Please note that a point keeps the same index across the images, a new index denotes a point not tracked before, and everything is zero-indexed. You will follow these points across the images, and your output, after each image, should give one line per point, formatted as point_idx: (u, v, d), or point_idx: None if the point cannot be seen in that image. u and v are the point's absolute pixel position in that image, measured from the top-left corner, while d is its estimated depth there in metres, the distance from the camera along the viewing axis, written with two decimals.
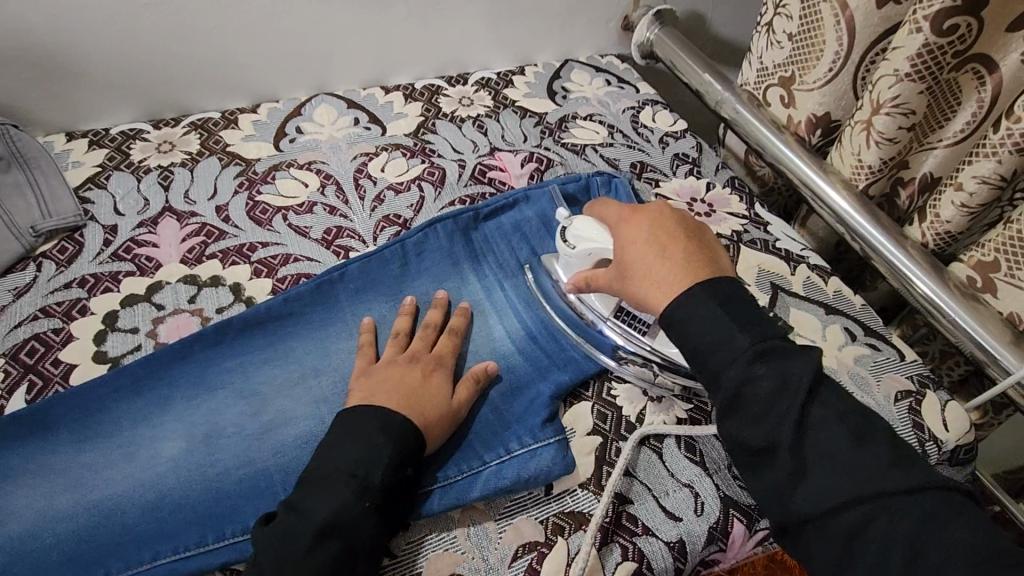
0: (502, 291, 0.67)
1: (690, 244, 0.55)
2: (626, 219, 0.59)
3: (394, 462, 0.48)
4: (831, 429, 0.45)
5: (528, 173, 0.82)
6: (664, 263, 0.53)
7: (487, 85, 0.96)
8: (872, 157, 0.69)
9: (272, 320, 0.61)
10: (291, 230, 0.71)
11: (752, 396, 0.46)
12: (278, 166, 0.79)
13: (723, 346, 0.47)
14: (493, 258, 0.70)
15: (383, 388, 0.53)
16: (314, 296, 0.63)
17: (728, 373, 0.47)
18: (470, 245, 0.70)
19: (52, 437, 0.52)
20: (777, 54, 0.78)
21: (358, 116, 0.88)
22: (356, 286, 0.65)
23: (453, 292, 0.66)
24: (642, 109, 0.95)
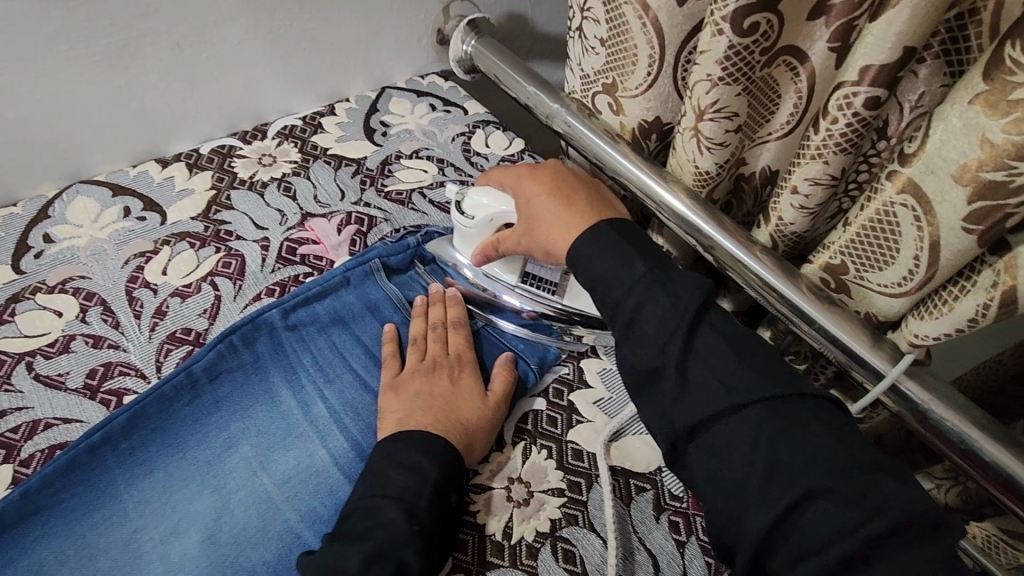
0: (325, 404, 0.55)
1: (578, 189, 0.54)
2: (530, 175, 0.56)
3: (440, 486, 0.46)
4: (814, 431, 0.40)
5: (348, 240, 0.70)
6: (569, 204, 0.52)
7: (292, 134, 0.83)
8: (707, 162, 0.64)
9: (13, 529, 0.46)
10: (40, 384, 0.55)
11: (649, 322, 0.45)
12: (17, 296, 0.61)
13: (618, 281, 0.47)
14: (312, 364, 0.57)
15: (416, 406, 0.51)
16: (72, 476, 0.48)
17: (650, 323, 0.45)
18: (281, 352, 0.57)
19: None
20: (594, 60, 0.71)
21: (129, 204, 0.71)
22: (128, 449, 0.50)
23: (263, 420, 0.54)
24: (473, 134, 0.85)
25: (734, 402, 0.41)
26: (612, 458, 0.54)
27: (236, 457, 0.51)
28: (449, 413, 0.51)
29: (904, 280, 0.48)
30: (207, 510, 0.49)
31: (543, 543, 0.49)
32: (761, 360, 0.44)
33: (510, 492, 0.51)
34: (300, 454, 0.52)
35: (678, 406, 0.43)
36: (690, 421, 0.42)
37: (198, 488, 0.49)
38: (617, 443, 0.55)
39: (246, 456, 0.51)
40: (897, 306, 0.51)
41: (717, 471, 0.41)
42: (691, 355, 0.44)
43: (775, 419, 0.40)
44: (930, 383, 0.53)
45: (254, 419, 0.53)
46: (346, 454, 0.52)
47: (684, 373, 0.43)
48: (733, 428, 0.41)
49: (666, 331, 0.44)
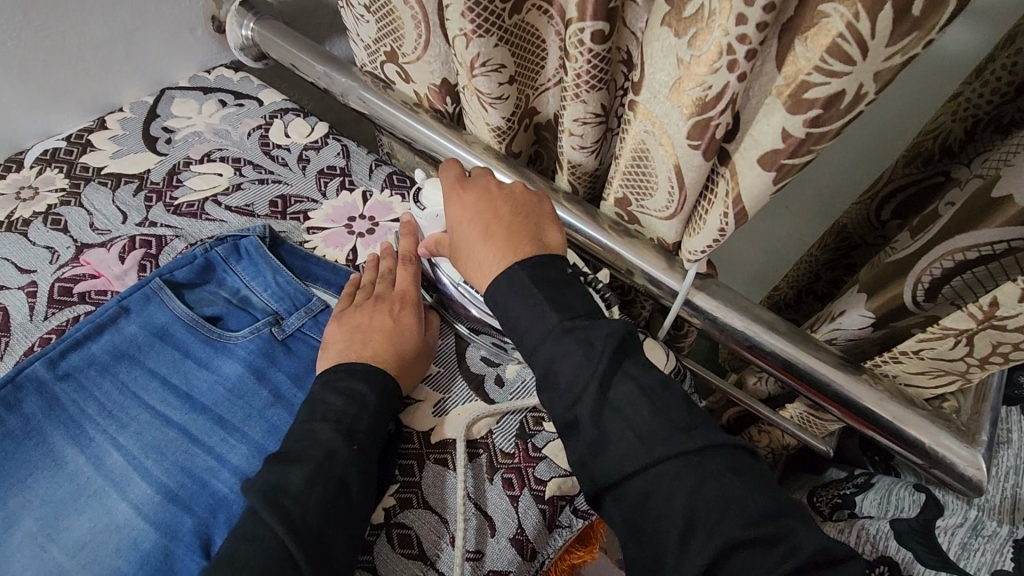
0: (118, 451, 0.50)
1: (506, 209, 0.53)
2: (458, 196, 0.54)
3: (379, 411, 0.49)
4: (730, 482, 0.41)
5: (134, 264, 0.63)
6: (490, 232, 0.51)
7: (55, 159, 0.73)
8: (495, 118, 0.63)
9: None
10: None
11: (564, 373, 0.45)
12: None
13: (533, 328, 0.47)
14: (97, 410, 0.51)
15: (356, 340, 0.53)
16: None
17: (567, 372, 0.45)
18: (58, 407, 0.51)
19: None
20: (367, 29, 0.68)
21: None
22: None
23: (46, 488, 0.48)
24: (271, 125, 0.79)
25: (649, 461, 0.42)
26: (441, 432, 0.53)
27: (17, 535, 0.46)
28: (387, 351, 0.53)
29: (670, 202, 0.50)
30: None
31: (376, 534, 0.48)
32: (681, 407, 0.45)
33: None
34: (95, 513, 0.47)
35: (598, 460, 0.44)
36: (611, 474, 0.43)
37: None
38: (444, 417, 0.54)
39: (29, 533, 0.46)
40: (673, 228, 0.54)
41: (633, 521, 0.42)
42: (607, 410, 0.44)
43: (690, 477, 0.41)
44: (717, 292, 0.57)
45: (35, 490, 0.48)
46: (148, 500, 0.47)
47: (604, 428, 0.44)
48: (654, 487, 0.42)
49: (583, 383, 0.45)
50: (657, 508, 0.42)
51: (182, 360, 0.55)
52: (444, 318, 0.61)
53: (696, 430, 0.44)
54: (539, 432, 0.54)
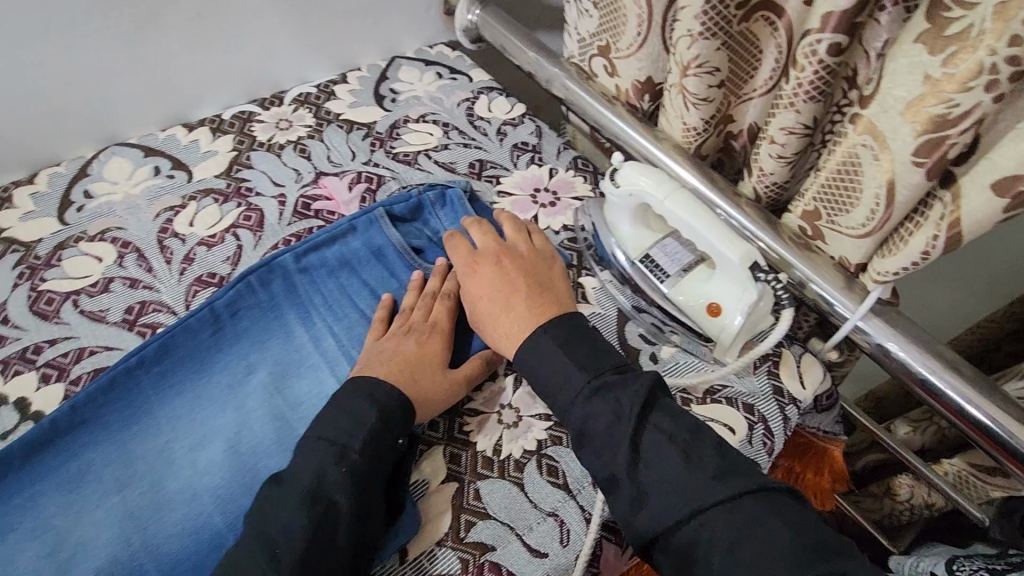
0: (333, 339, 0.61)
1: (528, 281, 0.58)
2: (474, 268, 0.60)
3: (377, 430, 0.48)
4: (770, 523, 0.41)
5: (358, 195, 0.75)
6: (512, 298, 0.56)
7: (307, 101, 0.88)
8: (694, 118, 0.67)
9: (64, 435, 0.53)
10: (85, 318, 0.62)
11: (592, 433, 0.47)
12: (64, 244, 0.69)
13: (562, 390, 0.50)
14: (321, 303, 0.63)
15: (378, 363, 0.54)
16: (113, 394, 0.55)
17: (601, 427, 0.47)
18: (294, 293, 0.63)
19: None
20: (588, 23, 0.75)
21: (159, 164, 0.78)
22: (155, 374, 0.57)
23: (278, 351, 0.60)
24: (477, 99, 0.89)
25: (692, 508, 0.42)
26: None
27: (254, 381, 0.58)
28: (417, 376, 0.53)
29: (870, 219, 0.51)
30: (227, 426, 0.55)
31: (528, 458, 0.54)
32: (711, 449, 0.46)
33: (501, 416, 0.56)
34: (311, 381, 0.58)
35: (641, 513, 0.44)
36: (652, 528, 0.43)
37: (221, 411, 0.56)
38: None
39: (263, 383, 0.57)
40: (864, 246, 0.54)
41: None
42: (638, 466, 0.45)
43: (731, 518, 0.41)
44: (896, 321, 0.56)
45: (272, 352, 0.59)
46: None
47: (636, 483, 0.45)
48: (702, 537, 0.41)
49: (610, 437, 0.46)
50: (706, 557, 0.41)
51: (388, 279, 0.65)
52: (608, 291, 0.66)
53: (734, 477, 0.44)
54: None
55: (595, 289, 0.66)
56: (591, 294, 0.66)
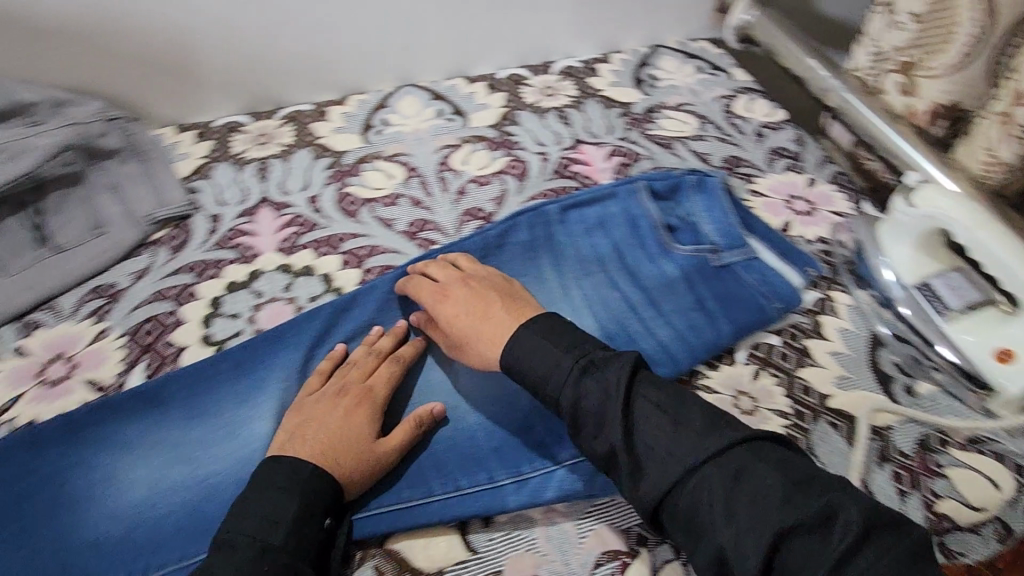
0: (579, 291, 0.66)
1: (490, 297, 0.57)
2: (445, 296, 0.59)
3: (300, 516, 0.45)
4: (761, 473, 0.40)
5: (613, 166, 0.79)
6: (485, 314, 0.56)
7: (572, 74, 0.94)
8: (1009, 152, 0.61)
9: (360, 310, 0.63)
10: (377, 222, 0.73)
11: (585, 411, 0.46)
12: (365, 159, 0.81)
13: (551, 375, 0.48)
14: (573, 255, 0.68)
15: (323, 428, 0.50)
16: None
17: (593, 404, 0.46)
18: (551, 240, 0.69)
19: (165, 413, 0.57)
20: (895, 36, 0.71)
21: (442, 107, 0.88)
22: None
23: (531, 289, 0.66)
24: (737, 98, 0.89)
25: (717, 464, 0.41)
26: (840, 402, 0.57)
27: None
28: (291, 440, 0.50)
29: None
30: None
31: None
32: (696, 408, 0.45)
33: (737, 401, 0.57)
34: None
35: (667, 475, 0.42)
36: (655, 493, 0.42)
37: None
38: (848, 393, 0.58)
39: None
40: None
41: (693, 536, 0.41)
42: (632, 439, 0.44)
43: (733, 464, 0.41)
44: None
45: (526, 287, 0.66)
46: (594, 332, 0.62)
47: (616, 446, 0.44)
48: (718, 495, 0.40)
49: (602, 410, 0.46)
50: (730, 514, 0.40)
51: (637, 248, 0.68)
52: (863, 311, 0.64)
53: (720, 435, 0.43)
54: (942, 452, 0.54)
55: (847, 306, 0.64)
56: (842, 310, 0.64)
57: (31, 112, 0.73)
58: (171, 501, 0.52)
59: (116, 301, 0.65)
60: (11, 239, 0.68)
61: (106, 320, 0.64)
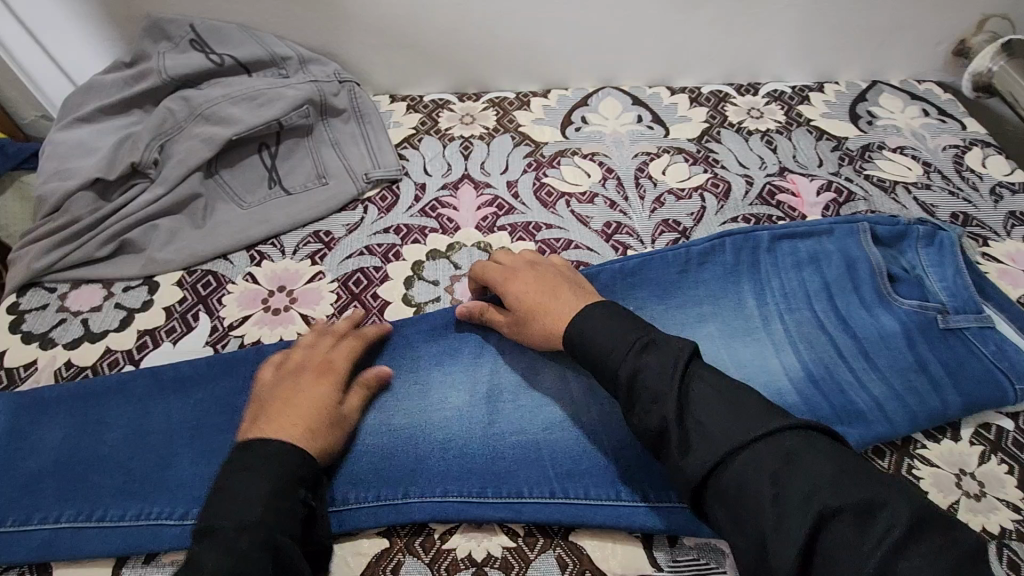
0: (782, 326, 0.63)
1: (564, 281, 0.57)
2: (513, 275, 0.59)
3: (273, 499, 0.44)
4: (806, 458, 0.39)
5: (824, 202, 0.74)
6: (554, 294, 0.56)
7: (780, 98, 0.89)
8: None
9: None
10: (573, 217, 0.73)
11: (643, 385, 0.45)
12: (563, 153, 0.82)
13: (619, 346, 0.48)
14: (777, 287, 0.65)
15: (302, 412, 0.50)
16: (597, 286, 0.65)
17: (650, 379, 0.45)
18: (756, 267, 0.66)
19: (368, 359, 0.60)
20: None
21: (642, 114, 0.87)
22: (627, 285, 0.65)
23: (728, 314, 0.64)
24: (969, 150, 0.81)
25: (742, 440, 0.41)
26: None
27: (703, 330, 0.63)
28: (278, 410, 0.49)
29: None
30: None
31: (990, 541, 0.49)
32: (749, 396, 0.45)
33: (961, 481, 0.53)
34: (757, 355, 0.62)
35: (694, 451, 0.42)
36: (701, 470, 0.41)
37: (674, 340, 0.63)
38: None
39: (711, 334, 0.63)
40: None
41: (746, 522, 0.39)
42: (689, 419, 0.43)
43: (783, 445, 0.40)
44: None
45: (724, 313, 0.64)
46: (796, 372, 0.60)
47: (691, 427, 0.43)
48: (762, 475, 0.39)
49: (664, 388, 0.44)
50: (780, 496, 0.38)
51: (851, 293, 0.63)
52: None
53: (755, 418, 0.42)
54: None
55: None
56: None
57: (282, 65, 0.81)
58: (359, 446, 0.54)
59: (330, 249, 0.71)
60: (251, 176, 0.76)
61: (321, 265, 0.69)
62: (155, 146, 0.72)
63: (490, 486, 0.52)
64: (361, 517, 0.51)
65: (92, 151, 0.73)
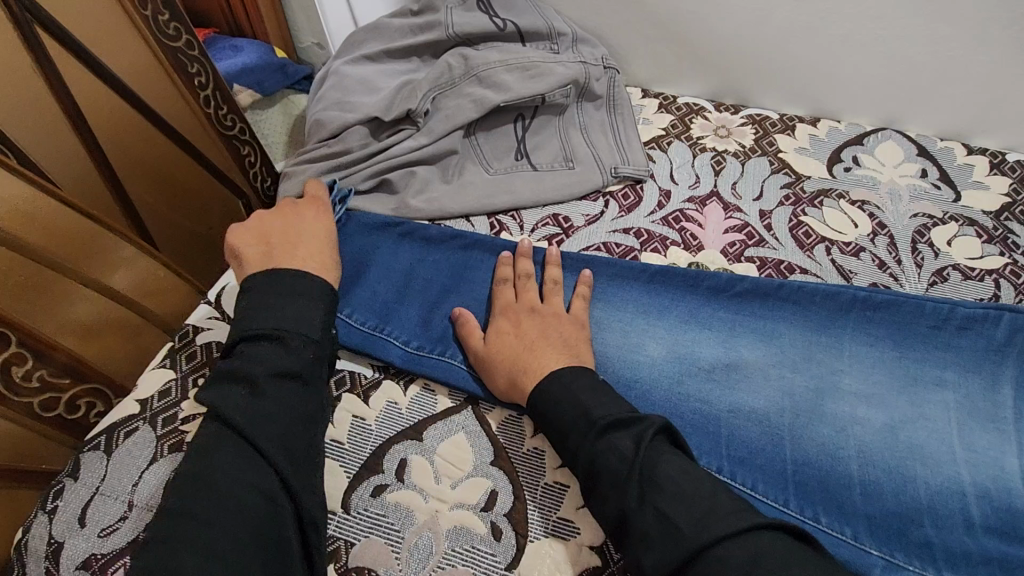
0: None
1: (551, 335, 0.55)
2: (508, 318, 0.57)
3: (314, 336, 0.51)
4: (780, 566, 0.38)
5: None
6: (536, 345, 0.54)
7: None
8: None
9: (789, 318, 0.60)
10: (833, 267, 0.66)
11: (603, 471, 0.45)
12: (827, 192, 0.73)
13: (573, 429, 0.48)
14: None
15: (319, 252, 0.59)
16: (834, 317, 0.60)
17: (611, 462, 0.45)
18: None
19: (601, 294, 0.63)
20: None
21: (928, 169, 0.76)
22: (866, 325, 0.59)
23: (979, 393, 0.55)
24: None
25: (710, 537, 0.40)
26: None
27: (939, 396, 0.55)
28: (313, 243, 0.60)
29: None
30: (905, 421, 0.54)
31: None
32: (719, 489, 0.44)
33: None
34: (997, 447, 0.52)
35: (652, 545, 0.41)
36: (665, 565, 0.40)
37: (905, 389, 0.56)
38: None
39: (948, 404, 0.55)
40: None
41: None
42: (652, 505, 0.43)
43: (742, 548, 0.39)
44: None
45: (973, 386, 0.55)
46: None
47: (649, 513, 0.42)
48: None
49: (622, 474, 0.44)
50: None
51: None
52: None
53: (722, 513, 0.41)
54: None
55: None
56: None
57: (555, 40, 0.80)
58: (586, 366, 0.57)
59: (567, 236, 0.69)
60: (501, 143, 0.76)
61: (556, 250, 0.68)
62: (429, 98, 0.74)
63: (697, 436, 0.54)
64: None
65: (373, 89, 0.77)
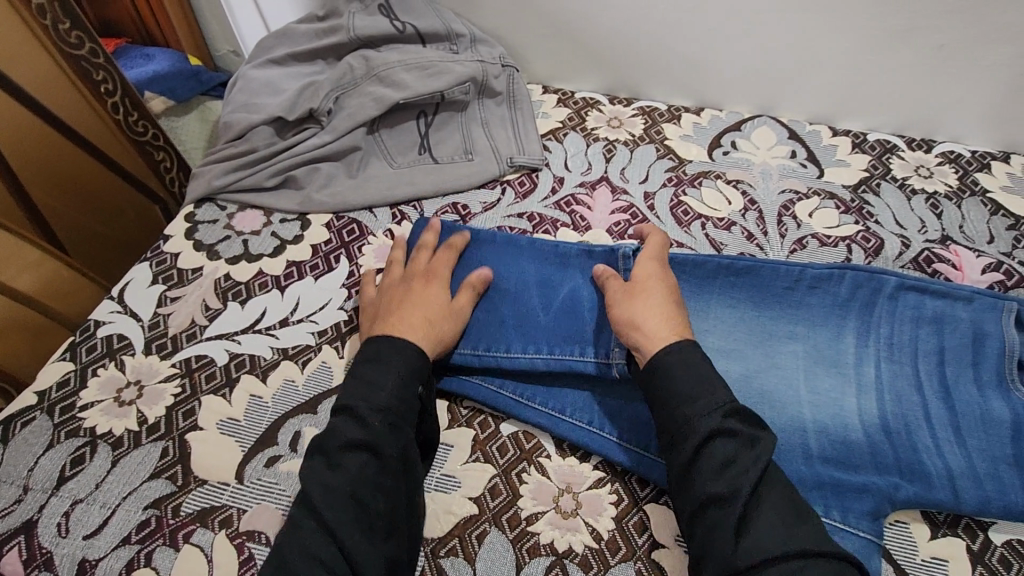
0: (875, 371, 0.59)
1: (432, 296, 0.58)
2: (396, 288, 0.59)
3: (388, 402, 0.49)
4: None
5: (988, 282, 0.69)
6: (418, 310, 0.57)
7: (955, 161, 0.82)
8: None
9: None
10: (706, 240, 0.73)
11: (728, 456, 0.45)
12: (706, 174, 0.80)
13: (692, 399, 0.47)
14: (886, 335, 0.61)
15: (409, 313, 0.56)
16: (701, 283, 0.65)
17: (727, 447, 0.45)
18: (869, 308, 0.62)
19: None
20: None
21: (797, 150, 0.83)
22: (728, 288, 0.65)
23: (824, 343, 0.62)
24: None
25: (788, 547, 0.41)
26: None
27: (789, 347, 0.61)
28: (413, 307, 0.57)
29: None
30: (756, 371, 0.60)
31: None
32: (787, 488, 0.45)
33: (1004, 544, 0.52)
34: (835, 388, 0.58)
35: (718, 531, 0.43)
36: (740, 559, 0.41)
37: (760, 343, 0.62)
38: None
39: (796, 354, 0.61)
40: None
41: None
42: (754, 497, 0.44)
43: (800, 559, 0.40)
44: None
45: (819, 337, 0.62)
46: (872, 420, 0.56)
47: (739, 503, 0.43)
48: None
49: (742, 468, 0.44)
50: None
51: (966, 367, 0.58)
52: None
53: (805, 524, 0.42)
54: None
55: None
56: None
57: (454, 41, 0.85)
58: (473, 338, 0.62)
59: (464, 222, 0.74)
60: (404, 138, 0.80)
61: None
62: (331, 98, 0.78)
63: None
64: (473, 387, 0.58)
65: (278, 91, 0.80)
